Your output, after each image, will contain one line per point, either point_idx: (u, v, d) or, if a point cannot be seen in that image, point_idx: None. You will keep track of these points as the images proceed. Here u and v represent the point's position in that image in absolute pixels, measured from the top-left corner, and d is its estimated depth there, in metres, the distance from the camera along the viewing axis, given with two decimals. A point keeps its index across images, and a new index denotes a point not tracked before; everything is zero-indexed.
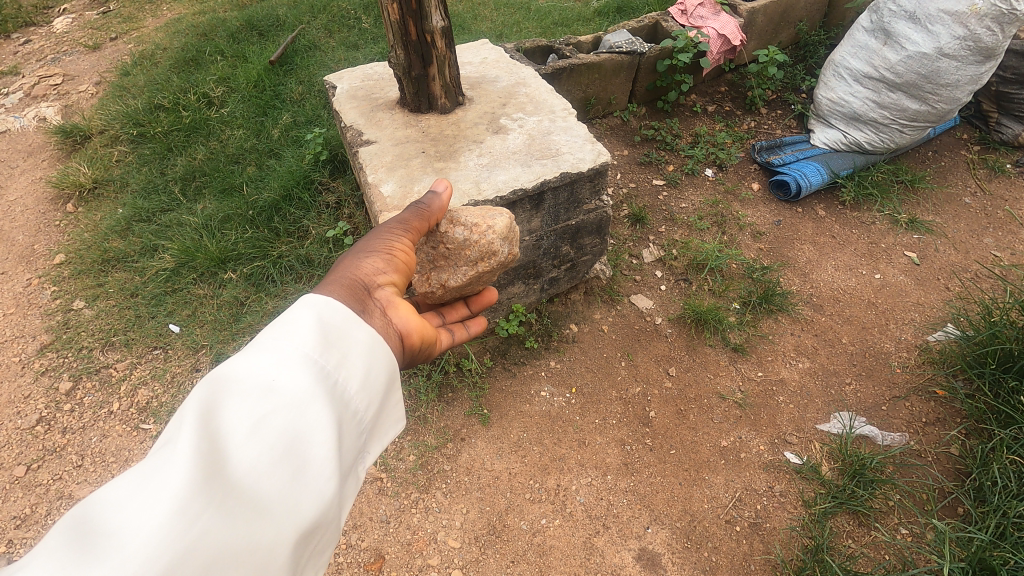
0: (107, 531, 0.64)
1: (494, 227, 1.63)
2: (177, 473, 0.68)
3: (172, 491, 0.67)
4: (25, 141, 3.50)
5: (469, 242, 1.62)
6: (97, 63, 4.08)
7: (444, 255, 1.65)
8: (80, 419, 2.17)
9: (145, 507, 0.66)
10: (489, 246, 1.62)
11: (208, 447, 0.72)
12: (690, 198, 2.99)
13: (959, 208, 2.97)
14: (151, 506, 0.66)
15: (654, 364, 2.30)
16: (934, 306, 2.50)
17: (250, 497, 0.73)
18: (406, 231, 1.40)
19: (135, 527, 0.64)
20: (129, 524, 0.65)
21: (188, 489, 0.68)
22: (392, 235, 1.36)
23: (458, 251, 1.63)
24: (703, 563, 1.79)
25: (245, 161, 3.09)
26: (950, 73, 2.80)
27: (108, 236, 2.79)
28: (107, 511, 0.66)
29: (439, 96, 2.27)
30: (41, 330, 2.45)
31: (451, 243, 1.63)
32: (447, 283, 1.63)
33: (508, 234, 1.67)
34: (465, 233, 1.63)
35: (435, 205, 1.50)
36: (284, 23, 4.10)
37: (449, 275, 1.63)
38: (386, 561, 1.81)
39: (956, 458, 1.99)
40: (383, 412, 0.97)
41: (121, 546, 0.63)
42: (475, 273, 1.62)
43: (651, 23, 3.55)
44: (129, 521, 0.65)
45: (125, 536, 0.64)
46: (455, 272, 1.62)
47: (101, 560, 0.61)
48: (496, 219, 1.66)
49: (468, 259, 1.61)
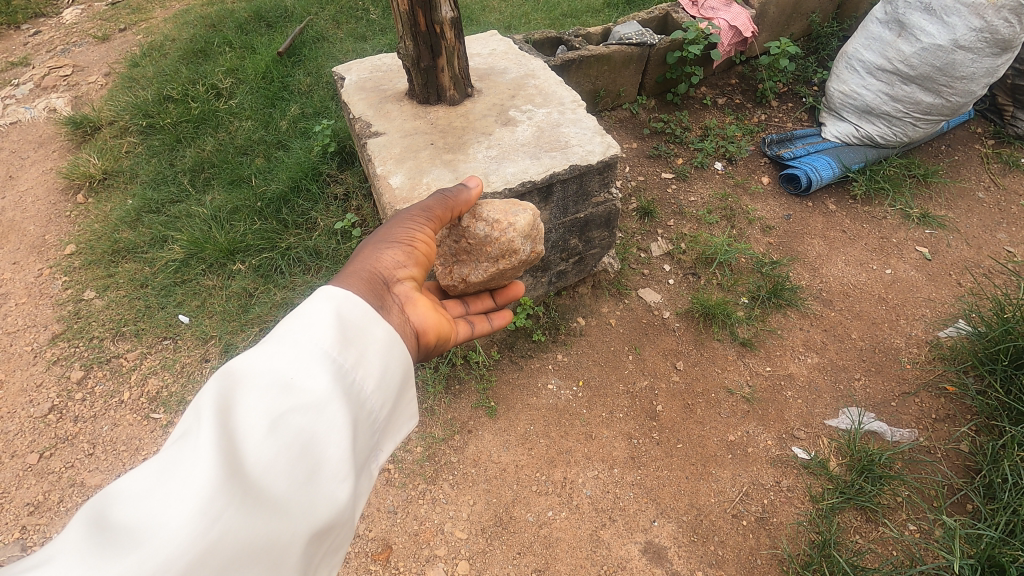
0: (128, 526, 0.65)
1: (516, 225, 1.61)
2: (198, 473, 0.68)
3: (192, 490, 0.67)
4: (36, 132, 3.52)
5: (490, 238, 1.61)
6: (106, 54, 4.09)
7: (466, 250, 1.67)
8: (91, 408, 2.19)
9: (166, 503, 0.66)
10: (510, 245, 1.61)
11: (227, 446, 0.72)
12: (699, 192, 2.98)
13: (972, 203, 2.94)
14: (171, 505, 0.66)
15: (661, 358, 2.30)
16: (946, 301, 2.48)
17: (268, 497, 0.73)
18: (428, 221, 1.40)
19: (156, 527, 0.64)
20: (150, 523, 0.65)
21: (209, 489, 0.68)
22: (414, 224, 1.36)
23: (480, 247, 1.63)
24: (710, 556, 1.80)
25: (254, 153, 3.09)
26: (966, 66, 2.76)
27: (118, 227, 2.80)
28: (127, 510, 0.66)
29: (448, 88, 2.26)
30: (52, 320, 2.48)
31: (473, 238, 1.63)
32: (469, 278, 1.65)
33: (530, 232, 1.65)
34: (486, 229, 1.62)
35: (461, 198, 1.50)
36: (292, 14, 4.09)
37: (470, 270, 1.65)
38: (394, 551, 1.82)
39: (966, 455, 1.97)
40: (397, 409, 0.98)
41: (142, 546, 0.63)
42: (497, 270, 1.63)
43: (661, 15, 3.51)
44: (150, 520, 0.65)
45: (146, 533, 0.64)
46: (477, 268, 1.65)
47: (124, 559, 0.62)
48: (517, 215, 1.63)
49: (490, 257, 1.62)
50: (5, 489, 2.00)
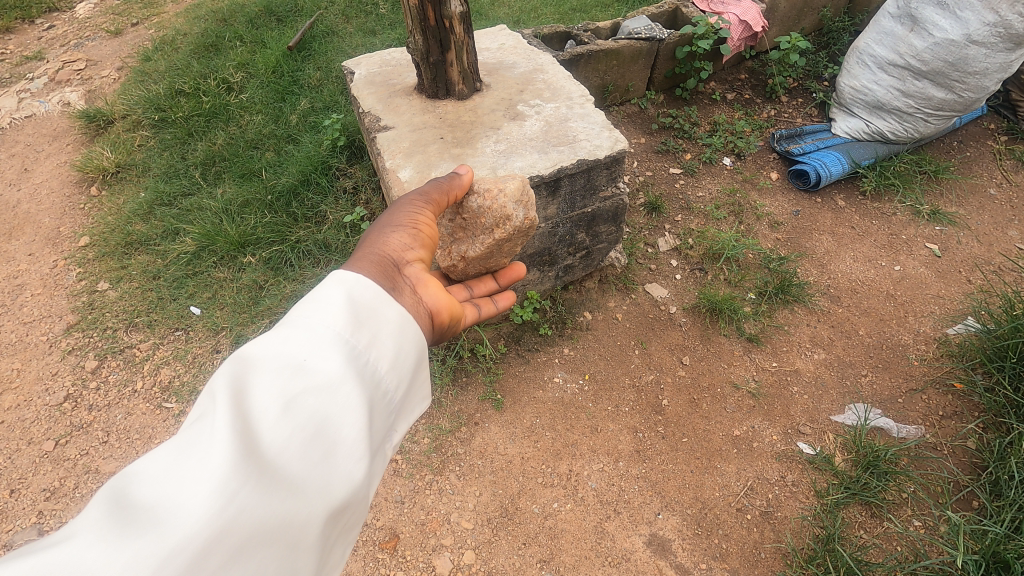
0: (146, 506, 0.67)
1: (506, 190, 1.63)
2: (214, 454, 0.70)
3: (209, 469, 0.69)
4: (50, 126, 3.57)
5: (483, 209, 1.64)
6: (119, 48, 4.13)
7: (462, 226, 1.71)
8: (106, 397, 2.23)
9: (182, 484, 0.68)
10: (502, 211, 1.63)
11: (243, 429, 0.74)
12: (707, 187, 2.97)
13: (984, 199, 2.91)
14: (190, 485, 0.68)
15: (667, 353, 2.31)
16: (955, 298, 2.47)
17: (285, 477, 0.75)
18: (428, 206, 1.42)
19: (175, 504, 0.67)
20: (170, 501, 0.67)
21: (225, 469, 0.70)
22: (417, 209, 1.38)
23: (474, 219, 1.66)
24: (713, 549, 1.81)
25: (264, 147, 3.12)
26: (979, 61, 2.74)
27: (131, 220, 2.84)
28: (147, 489, 0.69)
29: (457, 82, 2.27)
30: (67, 310, 2.52)
31: (468, 213, 1.67)
32: (467, 254, 1.68)
33: (521, 196, 1.66)
34: (479, 202, 1.65)
35: (455, 183, 1.54)
36: (301, 9, 4.11)
37: (467, 246, 1.68)
38: (401, 540, 1.84)
39: (972, 452, 1.97)
40: (411, 390, 1.00)
41: (163, 523, 0.65)
42: (493, 241, 1.64)
43: (670, 10, 3.50)
44: (169, 498, 0.67)
45: (166, 512, 0.66)
46: (473, 243, 1.67)
47: (146, 536, 0.64)
48: (507, 182, 1.66)
49: (484, 228, 1.65)
50: (22, 475, 2.04)
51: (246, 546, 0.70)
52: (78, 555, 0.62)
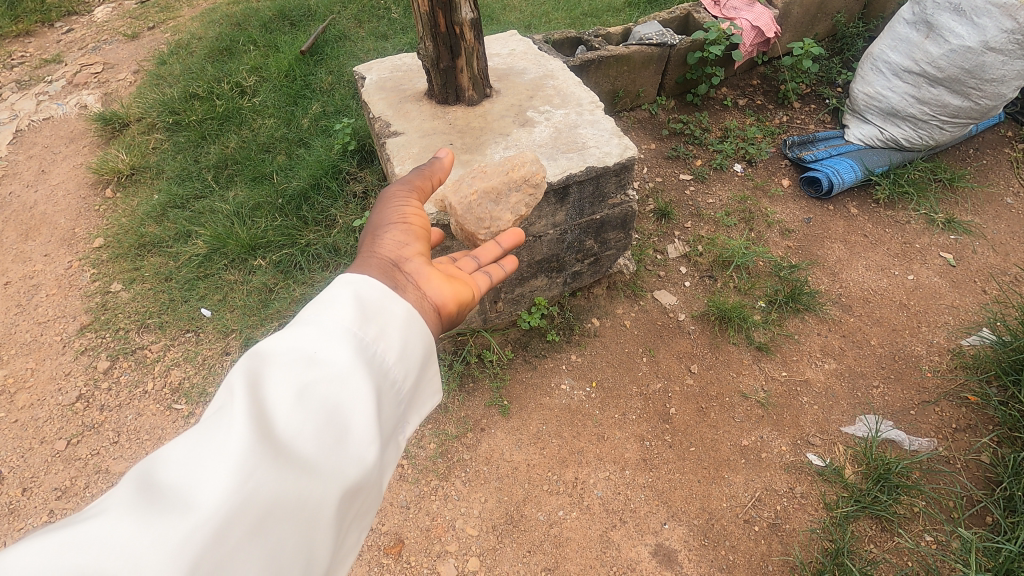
0: (169, 488, 0.69)
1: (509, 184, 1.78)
2: (231, 437, 0.72)
3: (226, 452, 0.71)
4: (67, 128, 3.62)
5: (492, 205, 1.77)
6: (135, 52, 4.20)
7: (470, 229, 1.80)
8: (117, 398, 2.26)
9: (202, 468, 0.70)
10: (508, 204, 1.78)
11: (258, 417, 0.75)
12: (718, 193, 2.95)
13: (1000, 208, 2.87)
14: (210, 468, 0.70)
15: (675, 360, 2.29)
16: (970, 309, 2.43)
17: (300, 462, 0.76)
18: (413, 198, 1.40)
19: (196, 485, 0.69)
20: (191, 482, 0.69)
21: (242, 452, 0.71)
22: (402, 202, 1.37)
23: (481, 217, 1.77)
24: (720, 561, 1.79)
25: (276, 150, 3.15)
26: (996, 68, 2.69)
27: (144, 222, 2.88)
28: (169, 471, 0.71)
29: (467, 88, 2.27)
30: (81, 311, 2.56)
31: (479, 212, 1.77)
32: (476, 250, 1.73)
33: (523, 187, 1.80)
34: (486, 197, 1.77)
35: (438, 167, 1.50)
36: (315, 13, 4.14)
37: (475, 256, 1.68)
38: (406, 545, 1.84)
39: (986, 466, 1.93)
40: (420, 384, 1.00)
41: (184, 505, 0.67)
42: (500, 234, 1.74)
43: (682, 15, 3.48)
44: (191, 480, 0.69)
45: (188, 495, 0.68)
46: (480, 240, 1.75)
47: (168, 517, 0.66)
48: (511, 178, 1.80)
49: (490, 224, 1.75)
50: (35, 473, 2.06)
51: (265, 525, 0.71)
52: (109, 531, 0.64)
